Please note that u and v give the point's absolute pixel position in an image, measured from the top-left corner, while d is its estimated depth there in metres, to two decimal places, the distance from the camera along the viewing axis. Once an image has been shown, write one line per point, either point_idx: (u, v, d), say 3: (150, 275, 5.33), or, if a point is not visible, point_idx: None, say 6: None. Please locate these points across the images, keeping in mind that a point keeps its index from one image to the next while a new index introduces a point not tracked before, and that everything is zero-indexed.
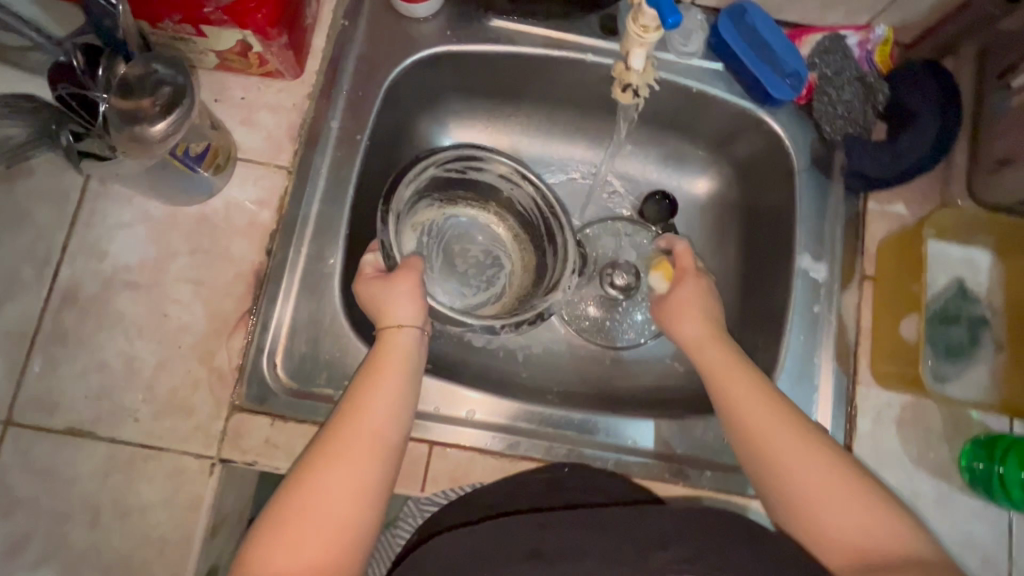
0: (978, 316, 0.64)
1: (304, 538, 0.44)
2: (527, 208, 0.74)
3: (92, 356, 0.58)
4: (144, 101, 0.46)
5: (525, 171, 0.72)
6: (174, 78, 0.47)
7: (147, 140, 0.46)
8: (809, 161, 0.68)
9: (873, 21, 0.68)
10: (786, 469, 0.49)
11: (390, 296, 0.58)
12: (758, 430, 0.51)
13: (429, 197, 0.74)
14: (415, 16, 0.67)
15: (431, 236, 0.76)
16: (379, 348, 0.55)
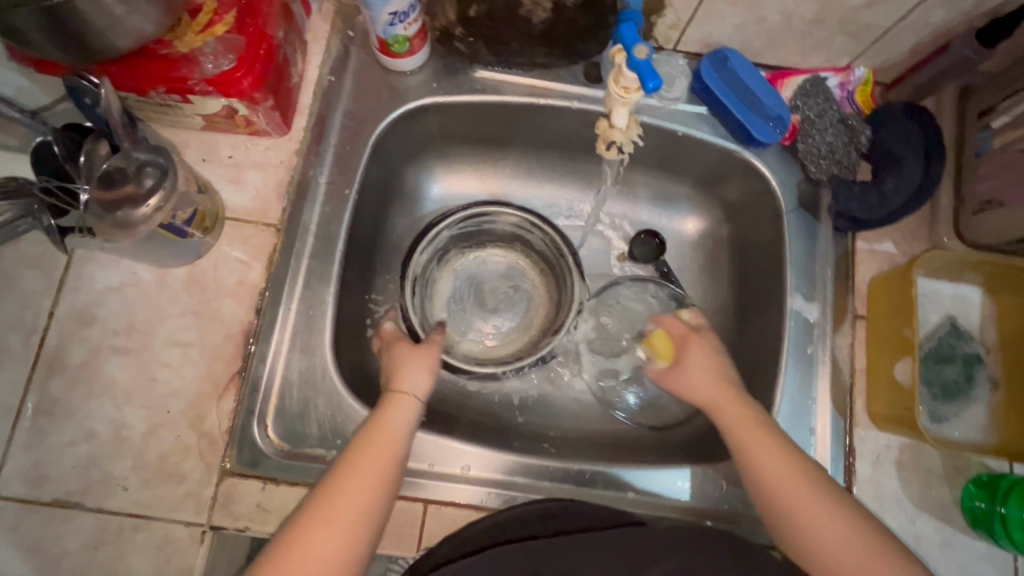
0: (974, 354, 0.64)
1: None
2: (545, 251, 0.76)
3: (80, 425, 0.57)
4: (127, 186, 0.46)
5: (535, 220, 0.74)
6: (156, 159, 0.46)
7: (131, 224, 0.46)
8: (797, 202, 0.68)
9: (853, 63, 0.69)
10: (814, 525, 0.50)
11: (406, 364, 0.58)
12: (779, 490, 0.52)
13: (456, 245, 0.77)
14: (400, 70, 0.67)
15: (461, 281, 0.78)
16: (382, 414, 0.54)
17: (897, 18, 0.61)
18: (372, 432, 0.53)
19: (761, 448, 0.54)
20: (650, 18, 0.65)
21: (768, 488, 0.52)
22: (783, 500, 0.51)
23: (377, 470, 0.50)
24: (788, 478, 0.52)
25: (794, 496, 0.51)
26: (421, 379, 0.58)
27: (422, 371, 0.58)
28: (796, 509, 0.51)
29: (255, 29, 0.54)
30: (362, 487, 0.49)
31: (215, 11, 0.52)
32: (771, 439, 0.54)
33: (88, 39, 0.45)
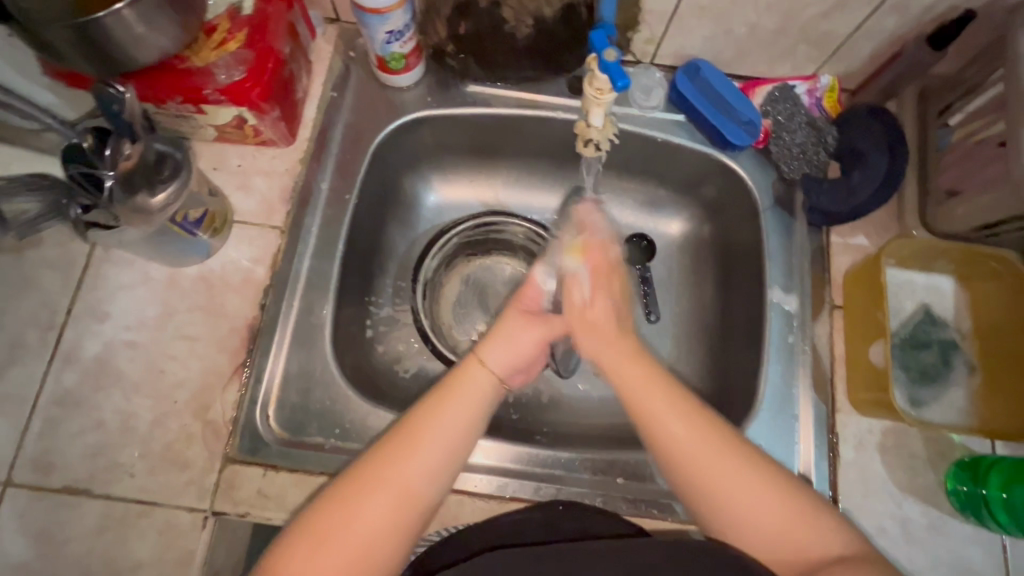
0: (949, 340, 0.66)
1: (326, 549, 0.46)
2: None
3: (91, 415, 0.60)
4: (146, 175, 0.51)
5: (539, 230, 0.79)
6: (172, 154, 0.53)
7: (148, 210, 0.52)
8: (773, 200, 0.72)
9: (819, 72, 0.74)
10: (685, 446, 0.52)
11: (507, 337, 0.60)
12: (717, 478, 0.51)
13: (463, 254, 0.82)
14: (397, 85, 0.73)
15: (469, 286, 0.82)
16: (455, 379, 0.55)
17: (854, 27, 0.66)
18: (427, 425, 0.52)
19: (706, 437, 0.52)
20: (627, 34, 0.71)
21: (708, 476, 0.51)
22: (716, 490, 0.51)
23: (424, 462, 0.50)
24: (730, 462, 0.51)
25: (732, 480, 0.51)
26: (506, 364, 0.58)
27: (509, 353, 0.59)
28: (730, 497, 0.50)
29: (263, 45, 0.59)
30: (412, 472, 0.50)
31: (228, 30, 0.58)
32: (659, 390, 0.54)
33: (115, 54, 0.51)
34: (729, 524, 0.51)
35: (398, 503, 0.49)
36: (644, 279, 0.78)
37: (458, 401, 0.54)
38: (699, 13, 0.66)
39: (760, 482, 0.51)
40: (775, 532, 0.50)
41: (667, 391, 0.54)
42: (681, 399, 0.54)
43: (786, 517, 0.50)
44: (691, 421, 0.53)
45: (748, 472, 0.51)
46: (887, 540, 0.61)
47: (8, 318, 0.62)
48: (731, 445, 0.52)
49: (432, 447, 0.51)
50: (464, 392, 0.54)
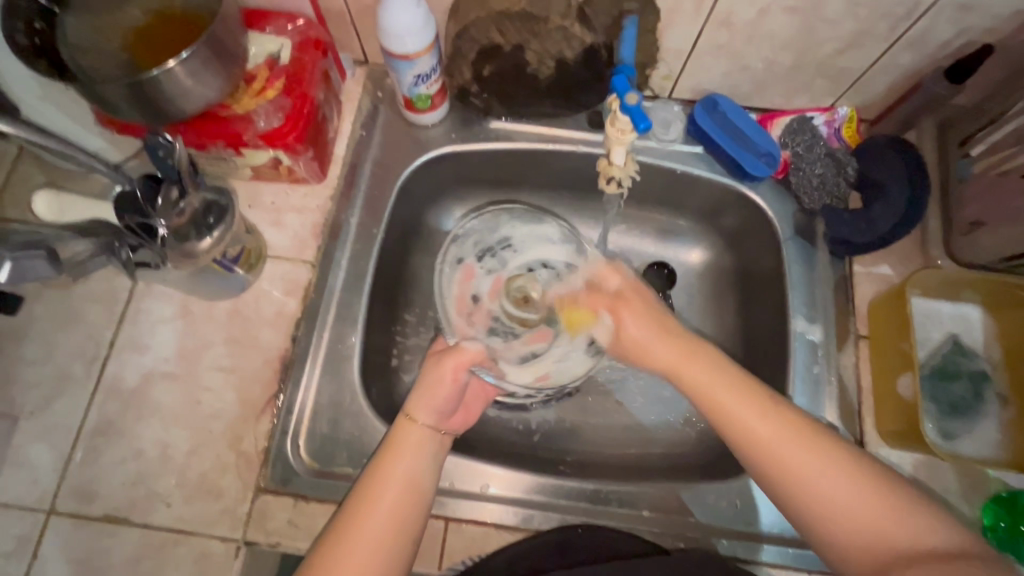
0: (980, 371, 0.65)
1: None
2: None
3: (131, 445, 0.62)
4: (195, 221, 0.55)
5: None
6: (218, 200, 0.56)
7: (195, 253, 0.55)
8: (793, 230, 0.72)
9: (836, 103, 0.74)
10: (725, 400, 0.53)
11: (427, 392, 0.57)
12: (791, 459, 0.50)
13: None
14: (422, 124, 0.76)
15: None
16: (392, 443, 0.55)
17: (870, 62, 0.67)
18: (382, 485, 0.53)
19: (788, 432, 0.51)
20: (645, 71, 0.73)
21: (787, 463, 0.50)
22: (795, 466, 0.50)
23: (379, 536, 0.51)
24: (819, 458, 0.50)
25: (823, 476, 0.49)
26: (435, 412, 0.57)
27: (431, 399, 0.56)
28: (819, 490, 0.49)
29: (299, 92, 0.63)
30: (376, 546, 0.50)
31: (267, 79, 0.62)
32: (706, 361, 0.55)
33: (164, 104, 0.54)
34: (830, 521, 0.49)
35: (406, 490, 0.53)
36: (665, 308, 0.80)
37: (404, 448, 0.55)
38: (717, 50, 0.68)
39: (815, 455, 0.50)
40: (859, 521, 0.48)
41: (765, 403, 0.53)
42: (757, 393, 0.53)
43: (867, 509, 0.48)
44: (780, 413, 0.52)
45: (792, 436, 0.51)
46: None
47: (55, 351, 0.65)
48: (800, 431, 0.51)
49: (393, 499, 0.53)
50: (403, 449, 0.55)
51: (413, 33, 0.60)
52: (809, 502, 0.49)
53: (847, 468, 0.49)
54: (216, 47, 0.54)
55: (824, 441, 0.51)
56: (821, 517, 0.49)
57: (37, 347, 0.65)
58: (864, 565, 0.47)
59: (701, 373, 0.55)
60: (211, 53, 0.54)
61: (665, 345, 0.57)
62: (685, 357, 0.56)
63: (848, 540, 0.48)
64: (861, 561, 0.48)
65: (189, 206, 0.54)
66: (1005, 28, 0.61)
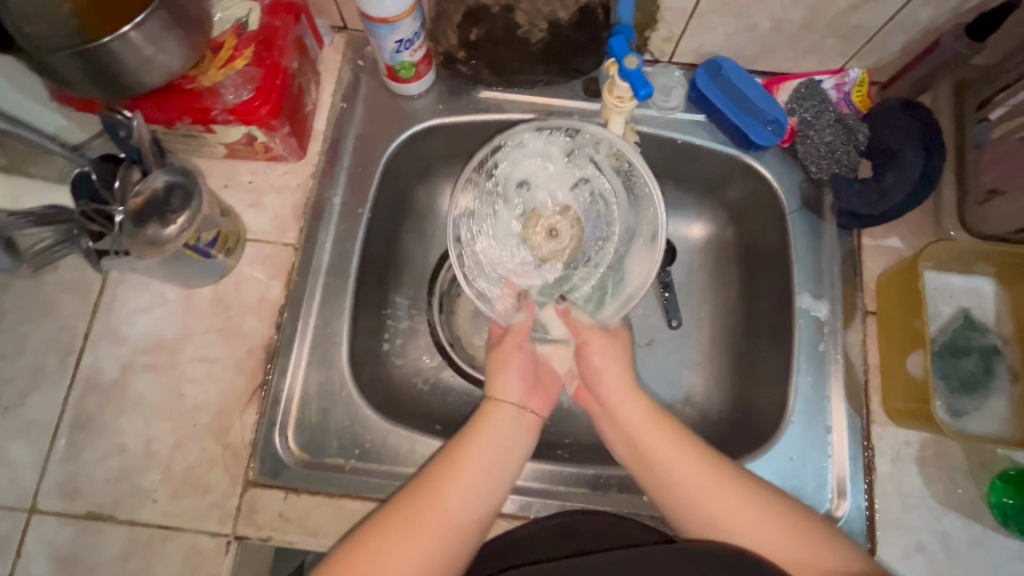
0: (990, 346, 0.63)
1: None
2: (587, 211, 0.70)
3: (112, 440, 0.60)
4: (157, 205, 0.50)
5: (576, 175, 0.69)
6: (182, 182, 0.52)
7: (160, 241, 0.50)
8: (799, 202, 0.69)
9: (846, 65, 0.70)
10: (668, 466, 0.54)
11: (501, 371, 0.60)
12: (724, 515, 0.51)
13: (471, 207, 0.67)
14: (408, 94, 0.71)
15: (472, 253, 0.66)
16: (479, 417, 0.57)
17: (886, 19, 0.63)
18: (462, 460, 0.53)
19: (716, 486, 0.52)
20: (644, 33, 0.68)
21: (711, 521, 0.52)
22: (721, 523, 0.51)
23: (440, 525, 0.49)
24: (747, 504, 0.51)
25: (754, 526, 0.50)
26: (518, 388, 0.59)
27: (508, 377, 0.60)
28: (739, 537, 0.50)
29: (271, 61, 0.58)
30: (438, 526, 0.49)
31: (234, 47, 0.57)
32: (662, 433, 0.56)
33: (123, 77, 0.50)
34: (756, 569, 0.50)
35: (489, 479, 0.53)
36: (665, 285, 0.76)
37: (489, 429, 0.56)
38: (721, 9, 0.63)
39: (733, 509, 0.51)
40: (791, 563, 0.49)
41: (708, 463, 0.54)
42: (687, 448, 0.55)
43: (797, 549, 0.49)
44: (692, 463, 0.54)
45: (712, 497, 0.52)
46: (927, 556, 0.58)
47: (27, 344, 0.62)
48: (723, 484, 0.52)
49: (472, 477, 0.52)
50: (490, 426, 0.56)
51: None
52: (737, 547, 0.50)
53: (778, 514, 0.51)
54: (176, 11, 0.49)
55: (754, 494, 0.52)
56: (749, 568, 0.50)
57: (8, 341, 0.62)
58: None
59: (664, 440, 0.56)
60: (170, 17, 0.49)
61: (635, 411, 0.58)
62: (648, 427, 0.57)
63: None
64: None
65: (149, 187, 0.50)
66: None
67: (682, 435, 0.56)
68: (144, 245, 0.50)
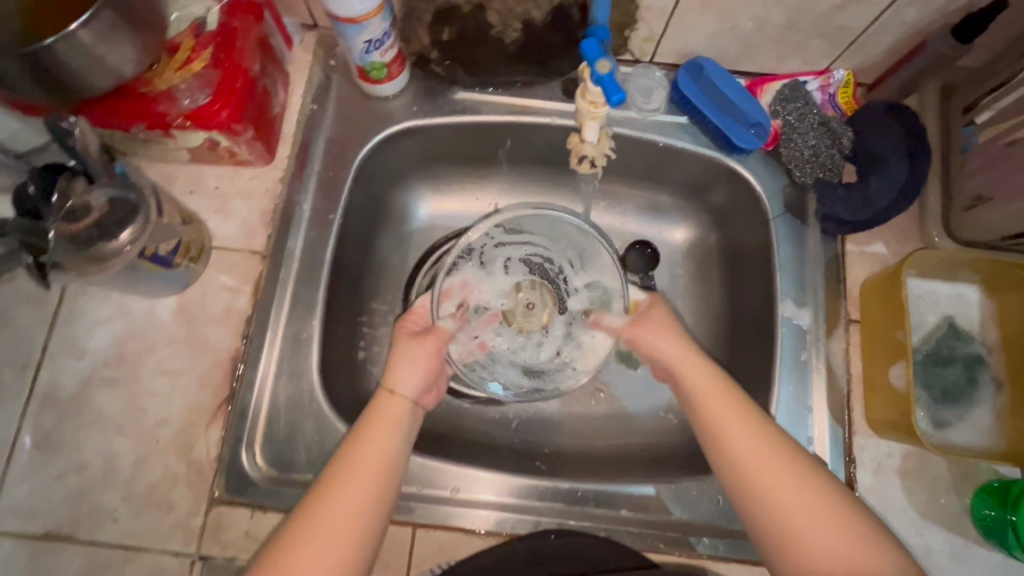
0: (975, 355, 0.62)
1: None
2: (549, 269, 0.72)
3: (71, 457, 0.58)
4: (98, 218, 0.49)
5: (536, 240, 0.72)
6: (125, 194, 0.50)
7: (104, 257, 0.49)
8: (783, 207, 0.68)
9: (832, 66, 0.68)
10: (727, 424, 0.53)
11: (396, 362, 0.57)
12: (776, 492, 0.49)
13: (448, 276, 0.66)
14: (382, 95, 0.68)
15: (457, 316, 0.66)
16: (371, 411, 0.54)
17: (871, 19, 0.61)
18: (357, 455, 0.50)
19: (779, 466, 0.50)
20: (624, 33, 0.66)
21: (766, 491, 0.49)
22: (773, 498, 0.49)
23: (367, 492, 0.49)
24: (803, 491, 0.49)
25: (810, 513, 0.48)
26: (414, 381, 0.56)
27: (408, 368, 0.56)
28: (791, 519, 0.48)
29: (230, 64, 0.55)
30: (349, 518, 0.48)
31: (193, 48, 0.54)
32: (734, 398, 0.54)
33: (70, 82, 0.48)
34: (800, 552, 0.47)
35: (375, 480, 0.50)
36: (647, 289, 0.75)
37: (383, 423, 0.53)
38: (702, 9, 0.61)
39: (789, 482, 0.49)
40: (835, 555, 0.46)
41: (777, 446, 0.51)
42: (753, 414, 0.53)
43: (848, 544, 0.47)
44: (759, 430, 0.52)
45: (781, 468, 0.50)
46: None
47: None
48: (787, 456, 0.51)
49: (369, 474, 0.50)
50: (383, 421, 0.53)
51: None
52: (785, 526, 0.48)
53: (840, 507, 0.48)
54: (127, 12, 0.47)
55: (818, 484, 0.49)
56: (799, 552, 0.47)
57: None
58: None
59: (727, 404, 0.54)
60: (119, 18, 0.46)
61: (699, 372, 0.57)
62: (715, 391, 0.55)
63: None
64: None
65: (89, 207, 0.48)
66: None
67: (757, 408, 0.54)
68: (86, 261, 0.49)
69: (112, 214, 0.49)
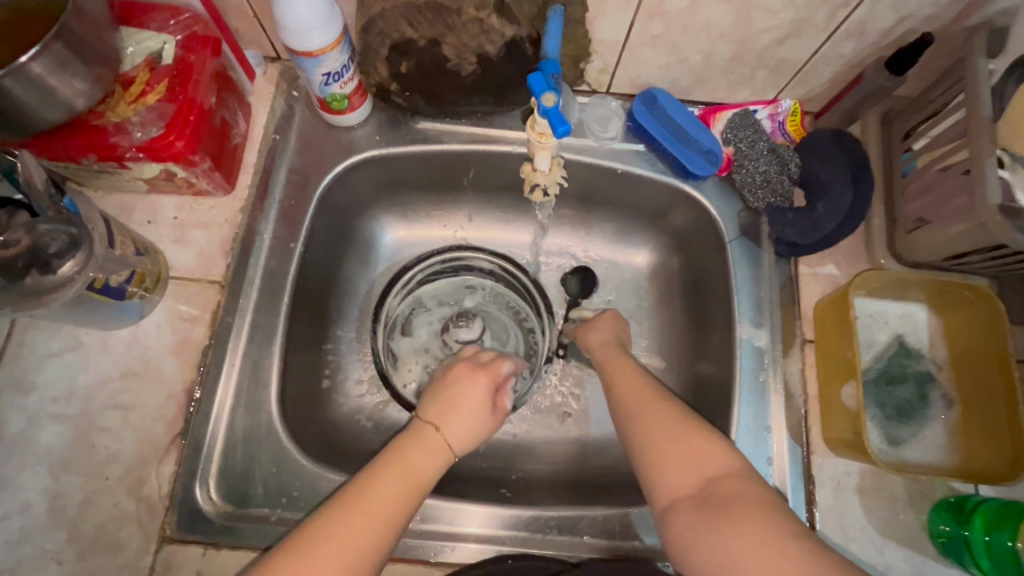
0: (925, 372, 0.63)
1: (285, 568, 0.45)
2: (515, 304, 0.79)
3: (14, 498, 0.56)
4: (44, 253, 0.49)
5: (507, 268, 0.77)
6: (66, 229, 0.50)
7: (42, 291, 0.49)
8: (738, 231, 0.69)
9: (779, 96, 0.71)
10: (618, 374, 0.60)
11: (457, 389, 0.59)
12: (641, 414, 0.54)
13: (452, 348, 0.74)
14: (345, 125, 0.69)
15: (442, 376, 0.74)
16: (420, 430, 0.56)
17: (812, 52, 0.64)
18: (392, 466, 0.52)
19: (646, 393, 0.56)
20: (579, 64, 0.68)
21: (635, 413, 0.55)
22: (638, 417, 0.54)
23: (399, 494, 0.51)
24: (663, 410, 0.54)
25: (666, 426, 0.52)
26: (467, 411, 0.58)
27: (456, 395, 0.59)
28: (649, 434, 0.52)
29: (184, 97, 0.56)
30: (371, 517, 0.48)
31: (147, 83, 0.56)
32: (624, 362, 0.62)
33: (18, 115, 0.47)
34: (655, 463, 0.51)
35: (405, 490, 0.51)
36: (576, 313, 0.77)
37: (426, 441, 0.55)
38: (652, 42, 0.63)
39: (652, 405, 0.55)
40: (681, 462, 0.50)
41: (648, 386, 0.58)
42: (635, 372, 0.60)
43: (693, 446, 0.50)
44: (642, 380, 0.58)
45: (644, 396, 0.56)
46: None
47: None
48: (654, 393, 0.56)
49: (402, 480, 0.52)
50: (431, 436, 0.56)
51: (317, 26, 0.54)
52: (643, 440, 0.52)
53: (691, 422, 0.52)
54: (75, 45, 0.47)
55: (670, 403, 0.55)
56: (657, 455, 0.51)
57: None
58: (678, 496, 0.49)
59: (623, 368, 0.61)
60: (67, 52, 0.46)
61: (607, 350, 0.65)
62: (614, 358, 0.63)
63: (673, 481, 0.49)
64: (675, 490, 0.49)
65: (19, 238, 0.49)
66: (945, 16, 0.58)
67: (633, 364, 0.62)
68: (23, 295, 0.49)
69: (50, 246, 0.50)
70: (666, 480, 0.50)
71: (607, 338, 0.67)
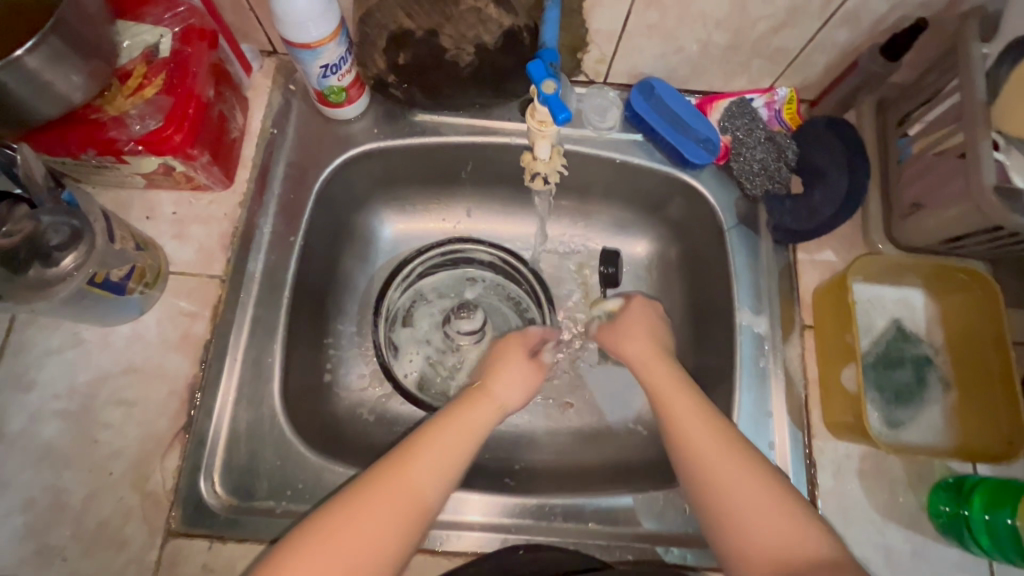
0: (923, 356, 0.64)
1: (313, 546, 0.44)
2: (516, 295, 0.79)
3: (18, 495, 0.56)
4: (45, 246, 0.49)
5: (508, 260, 0.77)
6: (68, 221, 0.50)
7: (46, 287, 0.49)
8: (736, 219, 0.70)
9: (775, 84, 0.71)
10: (657, 367, 0.60)
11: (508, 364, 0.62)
12: (698, 449, 0.52)
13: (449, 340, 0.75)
14: (343, 118, 0.69)
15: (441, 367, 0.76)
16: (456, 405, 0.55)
17: (806, 39, 0.64)
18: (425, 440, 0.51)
19: (694, 414, 0.54)
20: (576, 55, 0.68)
21: (686, 437, 0.53)
22: (695, 453, 0.52)
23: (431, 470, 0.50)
24: (731, 464, 0.51)
25: (734, 481, 0.50)
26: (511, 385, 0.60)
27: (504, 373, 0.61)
28: (718, 492, 0.50)
29: (182, 90, 0.56)
30: (402, 495, 0.47)
31: (144, 76, 0.56)
32: (668, 368, 0.60)
33: (15, 109, 0.47)
34: (731, 533, 0.48)
35: (440, 464, 0.50)
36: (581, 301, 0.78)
37: (461, 416, 0.54)
38: (648, 32, 0.64)
39: (710, 445, 0.52)
40: (757, 531, 0.47)
41: (713, 424, 0.53)
42: (688, 389, 0.57)
43: (770, 517, 0.47)
44: (696, 402, 0.55)
45: (698, 424, 0.54)
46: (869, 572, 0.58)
47: None
48: (712, 431, 0.53)
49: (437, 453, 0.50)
50: (467, 412, 0.55)
51: (313, 17, 0.54)
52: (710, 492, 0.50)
53: (763, 484, 0.49)
54: (71, 38, 0.47)
55: (738, 454, 0.51)
56: (727, 523, 0.49)
57: None
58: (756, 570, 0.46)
59: (670, 373, 0.59)
60: (63, 45, 0.46)
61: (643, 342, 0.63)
62: (655, 364, 0.60)
63: (751, 553, 0.47)
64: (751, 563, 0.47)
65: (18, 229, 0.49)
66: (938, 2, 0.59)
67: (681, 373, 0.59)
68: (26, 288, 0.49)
69: (52, 239, 0.49)
70: (744, 551, 0.47)
71: (643, 341, 0.64)
